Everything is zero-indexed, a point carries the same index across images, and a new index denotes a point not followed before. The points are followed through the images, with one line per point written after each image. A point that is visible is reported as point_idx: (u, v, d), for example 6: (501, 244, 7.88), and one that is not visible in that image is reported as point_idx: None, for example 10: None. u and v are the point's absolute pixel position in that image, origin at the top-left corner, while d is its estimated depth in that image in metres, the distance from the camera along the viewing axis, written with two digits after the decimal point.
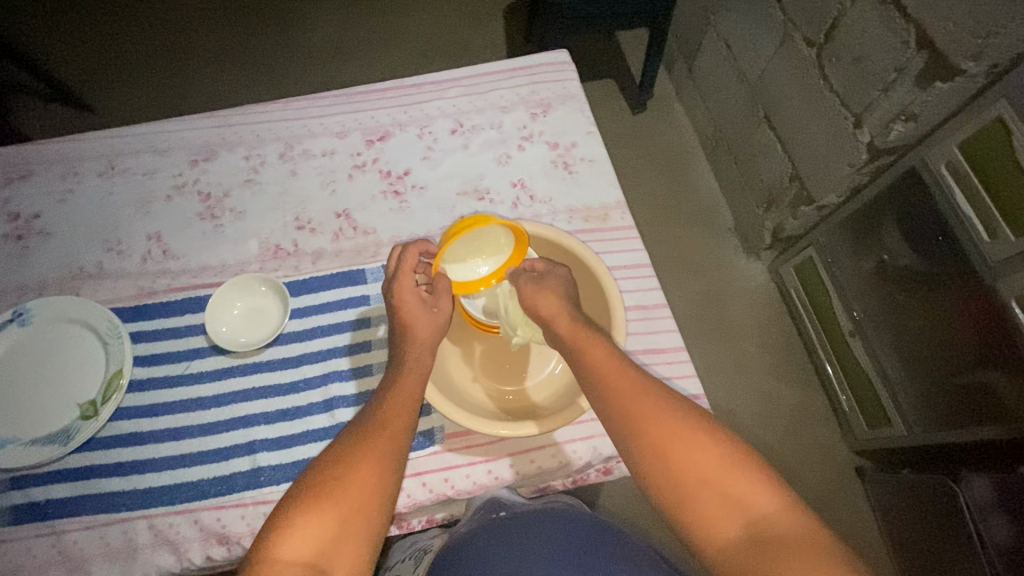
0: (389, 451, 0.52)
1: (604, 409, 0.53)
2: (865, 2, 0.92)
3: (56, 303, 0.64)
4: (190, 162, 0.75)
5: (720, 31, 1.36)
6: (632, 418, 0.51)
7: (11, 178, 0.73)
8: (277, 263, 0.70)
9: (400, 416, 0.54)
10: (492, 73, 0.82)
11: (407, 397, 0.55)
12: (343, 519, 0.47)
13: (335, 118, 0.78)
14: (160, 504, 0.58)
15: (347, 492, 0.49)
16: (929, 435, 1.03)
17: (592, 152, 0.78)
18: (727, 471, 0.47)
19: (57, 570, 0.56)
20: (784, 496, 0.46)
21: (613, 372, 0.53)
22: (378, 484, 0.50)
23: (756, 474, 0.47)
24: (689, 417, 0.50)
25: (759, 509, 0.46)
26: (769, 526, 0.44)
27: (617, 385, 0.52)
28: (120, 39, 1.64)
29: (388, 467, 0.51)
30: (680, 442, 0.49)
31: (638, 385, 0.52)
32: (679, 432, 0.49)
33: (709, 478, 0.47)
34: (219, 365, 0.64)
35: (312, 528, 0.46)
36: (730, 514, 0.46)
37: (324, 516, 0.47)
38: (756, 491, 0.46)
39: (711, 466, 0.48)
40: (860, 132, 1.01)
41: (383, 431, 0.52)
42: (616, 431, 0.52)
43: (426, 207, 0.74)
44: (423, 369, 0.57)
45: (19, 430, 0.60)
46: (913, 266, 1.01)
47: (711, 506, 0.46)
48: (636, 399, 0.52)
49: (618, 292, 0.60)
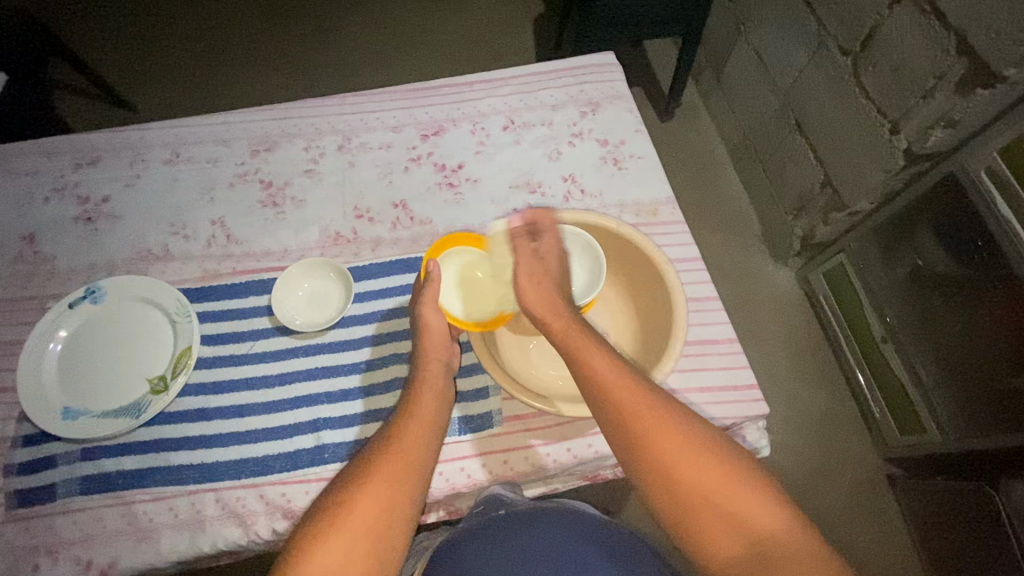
0: (408, 468, 0.53)
1: (607, 424, 0.53)
2: (902, 11, 0.94)
3: (126, 282, 0.67)
4: (252, 152, 0.77)
5: (751, 41, 1.38)
6: (638, 432, 0.51)
7: (80, 164, 0.76)
8: (338, 249, 0.72)
9: (418, 422, 0.56)
10: (542, 72, 0.84)
11: (425, 416, 0.57)
12: (362, 534, 0.49)
13: (391, 113, 0.81)
14: (227, 478, 0.59)
15: (366, 506, 0.50)
16: (964, 441, 1.04)
17: (640, 149, 0.79)
18: (732, 489, 0.48)
19: (127, 540, 0.57)
20: (787, 513, 0.48)
21: (616, 384, 0.53)
22: (396, 501, 0.51)
23: (760, 493, 0.48)
24: (696, 432, 0.51)
25: (761, 527, 0.47)
26: (773, 547, 0.46)
27: (620, 399, 0.52)
28: (159, 38, 1.69)
29: (407, 484, 0.52)
30: (687, 460, 0.49)
31: (641, 397, 0.52)
32: (683, 448, 0.50)
33: (714, 497, 0.48)
34: (283, 345, 0.65)
35: (332, 543, 0.48)
36: (734, 532, 0.47)
37: (342, 531, 0.48)
38: (759, 510, 0.48)
39: (717, 484, 0.48)
40: (897, 138, 1.02)
41: (401, 447, 0.54)
42: (620, 446, 0.52)
43: (480, 200, 0.76)
44: (439, 379, 0.60)
45: (92, 402, 0.62)
46: (950, 272, 1.02)
47: (714, 524, 0.48)
48: (638, 413, 0.51)
49: (677, 280, 0.61)
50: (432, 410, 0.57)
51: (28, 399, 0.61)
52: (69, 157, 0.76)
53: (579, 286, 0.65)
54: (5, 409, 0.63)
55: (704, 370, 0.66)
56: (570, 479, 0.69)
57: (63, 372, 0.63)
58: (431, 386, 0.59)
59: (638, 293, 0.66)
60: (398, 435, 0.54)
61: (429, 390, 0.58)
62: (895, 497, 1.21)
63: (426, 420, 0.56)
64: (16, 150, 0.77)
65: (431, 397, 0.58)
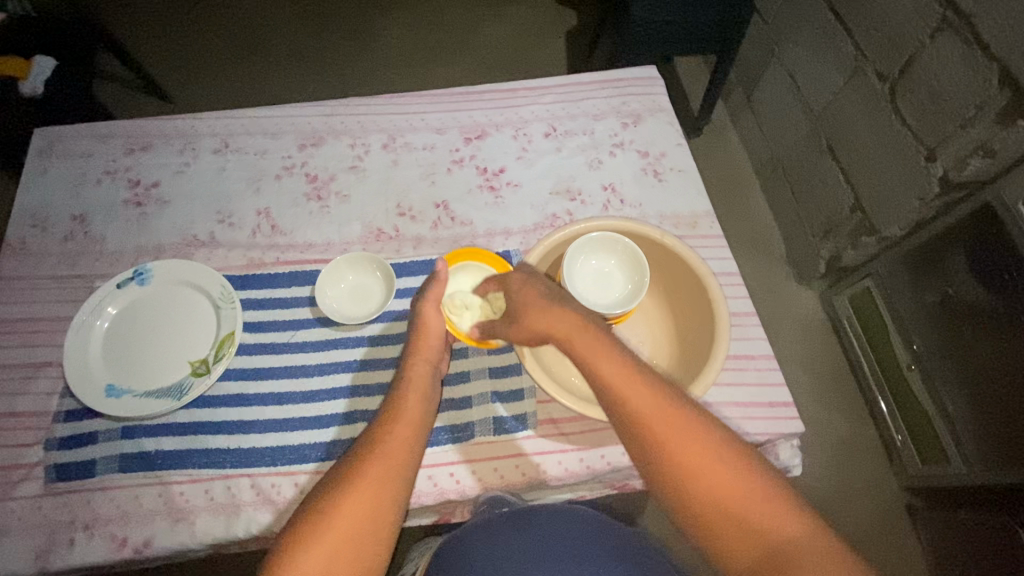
0: (390, 474, 0.53)
1: (624, 429, 0.53)
2: (944, 40, 0.95)
3: (174, 266, 0.68)
4: (299, 146, 0.79)
5: (785, 62, 1.39)
6: (650, 433, 0.51)
7: (132, 150, 0.78)
8: (380, 245, 0.73)
9: (405, 427, 0.56)
10: (586, 83, 0.86)
11: (409, 421, 0.56)
12: (344, 543, 0.49)
13: (436, 115, 0.82)
14: (262, 464, 0.60)
15: (349, 514, 0.50)
16: (987, 473, 1.02)
17: (681, 162, 0.80)
18: (740, 492, 0.48)
19: (162, 520, 0.58)
20: (802, 518, 0.47)
21: (625, 386, 0.53)
22: (377, 507, 0.51)
23: (771, 496, 0.48)
24: (706, 432, 0.50)
25: (773, 533, 0.46)
26: (790, 549, 0.45)
27: (640, 406, 0.52)
28: (201, 33, 1.74)
29: (389, 492, 0.52)
30: (696, 461, 0.49)
31: (651, 398, 0.52)
32: (698, 452, 0.49)
33: (724, 501, 0.48)
34: (324, 336, 0.66)
35: (316, 551, 0.48)
36: (745, 538, 0.46)
37: (325, 540, 0.48)
38: (772, 514, 0.47)
39: (727, 487, 0.48)
40: (933, 165, 1.02)
41: (385, 453, 0.54)
42: (636, 451, 0.52)
43: (521, 203, 0.76)
44: (427, 382, 0.59)
45: (135, 382, 0.63)
46: (980, 302, 1.00)
47: (725, 532, 0.47)
48: (659, 416, 0.51)
49: (719, 290, 0.62)
50: (417, 415, 0.57)
51: (73, 375, 0.62)
52: (123, 142, 0.79)
53: (620, 293, 0.64)
54: (52, 383, 0.64)
55: (740, 385, 0.66)
56: (598, 488, 0.69)
57: (109, 350, 0.64)
58: (419, 391, 0.58)
59: (676, 305, 0.67)
60: (382, 440, 0.54)
61: (417, 394, 0.58)
62: (913, 528, 1.19)
63: (411, 424, 0.56)
64: (70, 132, 0.79)
65: (416, 401, 0.58)
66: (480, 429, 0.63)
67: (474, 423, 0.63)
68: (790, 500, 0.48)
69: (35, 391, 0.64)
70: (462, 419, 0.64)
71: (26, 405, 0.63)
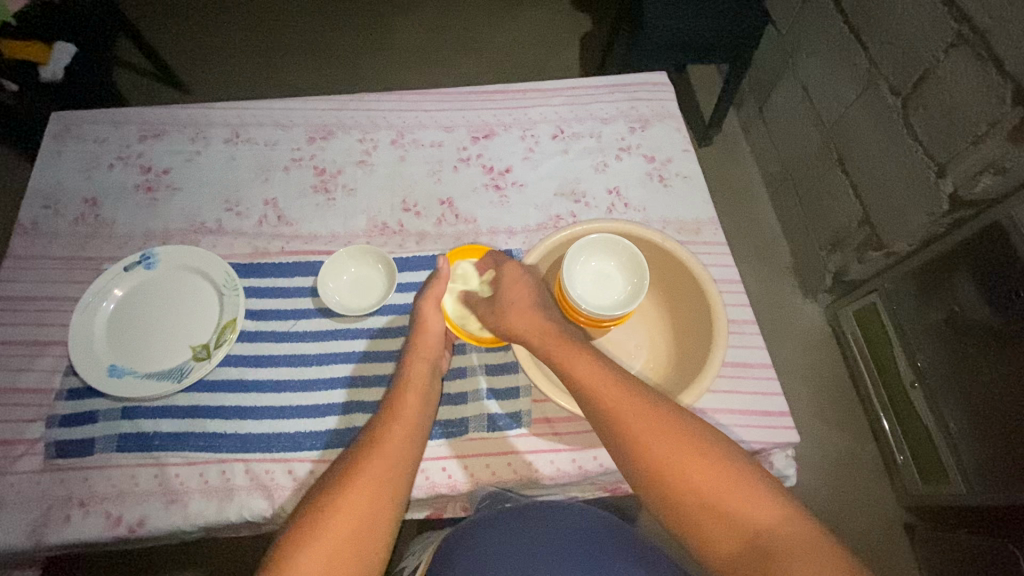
0: (389, 476, 0.52)
1: (606, 432, 0.53)
2: (959, 55, 0.94)
3: (180, 252, 0.69)
4: (309, 139, 0.80)
5: (798, 74, 1.38)
6: (632, 432, 0.51)
7: (145, 136, 0.80)
8: (384, 239, 0.74)
9: (402, 426, 0.56)
10: (596, 86, 0.86)
11: (409, 421, 0.56)
12: (345, 540, 0.48)
13: (445, 114, 0.83)
14: (257, 450, 0.61)
15: (347, 515, 0.49)
16: (986, 495, 1.01)
17: (687, 169, 0.80)
18: (720, 486, 0.48)
19: (157, 500, 0.59)
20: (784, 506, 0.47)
21: (607, 390, 0.54)
22: (377, 508, 0.50)
23: (753, 488, 0.48)
24: (683, 429, 0.51)
25: (756, 525, 0.46)
26: (771, 538, 0.45)
27: (619, 409, 0.52)
28: (219, 25, 1.76)
29: (388, 491, 0.51)
30: (680, 458, 0.49)
31: (631, 400, 0.53)
32: (679, 449, 0.49)
33: (709, 496, 0.48)
34: (325, 326, 0.67)
35: (318, 547, 0.47)
36: (728, 531, 0.46)
37: (324, 537, 0.48)
38: (753, 505, 0.47)
39: (712, 483, 0.48)
40: (943, 181, 1.01)
41: (384, 451, 0.53)
42: (619, 452, 0.52)
43: (525, 204, 0.77)
44: (426, 381, 0.59)
45: (137, 362, 0.64)
46: (986, 322, 0.99)
47: (710, 525, 0.47)
48: (637, 417, 0.52)
49: (711, 282, 0.63)
50: (416, 414, 0.57)
51: (78, 354, 0.63)
52: (136, 128, 0.80)
53: (619, 294, 0.64)
54: (55, 362, 0.66)
55: (737, 393, 0.66)
56: (590, 490, 0.69)
57: (112, 331, 0.65)
58: (417, 391, 0.58)
59: (673, 304, 0.67)
60: (381, 438, 0.54)
61: (415, 393, 0.58)
62: (913, 548, 1.17)
63: (409, 424, 0.56)
64: (86, 116, 0.80)
65: (414, 401, 0.58)
66: (474, 425, 0.63)
67: (467, 420, 0.64)
68: (772, 492, 0.48)
69: (38, 369, 0.65)
70: (456, 415, 0.64)
71: (29, 381, 0.64)
